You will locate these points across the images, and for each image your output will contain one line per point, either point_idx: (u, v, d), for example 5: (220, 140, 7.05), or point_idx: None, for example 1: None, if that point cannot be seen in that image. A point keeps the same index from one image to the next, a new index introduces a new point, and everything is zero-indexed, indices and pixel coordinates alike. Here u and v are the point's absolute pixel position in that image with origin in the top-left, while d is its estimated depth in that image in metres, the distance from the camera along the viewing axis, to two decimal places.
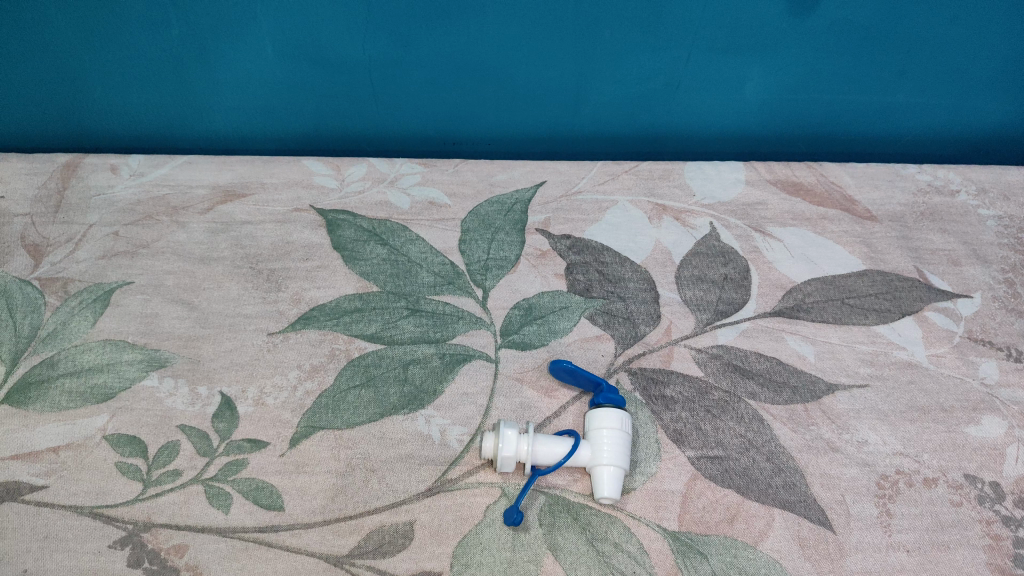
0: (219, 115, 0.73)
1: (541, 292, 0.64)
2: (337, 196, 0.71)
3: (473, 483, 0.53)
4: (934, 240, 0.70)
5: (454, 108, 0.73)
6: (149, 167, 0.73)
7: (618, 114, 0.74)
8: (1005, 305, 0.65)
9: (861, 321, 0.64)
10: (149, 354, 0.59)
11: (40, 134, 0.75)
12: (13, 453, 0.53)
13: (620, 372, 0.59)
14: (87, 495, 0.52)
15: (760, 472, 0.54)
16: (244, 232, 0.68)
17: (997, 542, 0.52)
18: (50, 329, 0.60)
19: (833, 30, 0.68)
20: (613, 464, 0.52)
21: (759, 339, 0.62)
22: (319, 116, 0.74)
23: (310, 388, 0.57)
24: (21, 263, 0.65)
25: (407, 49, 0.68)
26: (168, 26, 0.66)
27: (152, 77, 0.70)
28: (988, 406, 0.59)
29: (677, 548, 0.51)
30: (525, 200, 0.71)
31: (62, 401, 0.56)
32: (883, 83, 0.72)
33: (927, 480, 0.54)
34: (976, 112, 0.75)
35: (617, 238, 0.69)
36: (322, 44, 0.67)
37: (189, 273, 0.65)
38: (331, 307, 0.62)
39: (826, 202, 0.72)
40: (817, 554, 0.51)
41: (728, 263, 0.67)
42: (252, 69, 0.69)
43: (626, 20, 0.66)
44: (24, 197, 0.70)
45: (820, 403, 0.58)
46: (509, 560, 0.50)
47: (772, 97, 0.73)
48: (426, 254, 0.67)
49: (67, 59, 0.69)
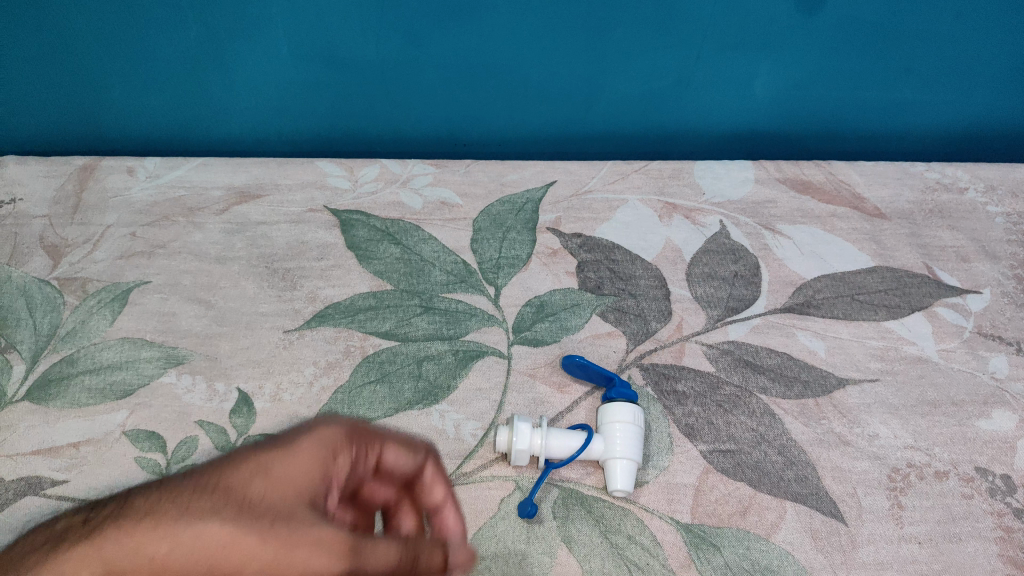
0: (233, 117, 0.75)
1: (553, 290, 0.65)
2: (351, 196, 0.72)
3: (488, 476, 0.54)
4: (944, 237, 0.70)
5: (466, 109, 0.74)
6: (166, 169, 0.74)
7: (628, 114, 0.75)
8: (1014, 301, 0.66)
9: (871, 317, 0.64)
10: (167, 352, 0.60)
11: (57, 136, 0.77)
12: (34, 449, 0.54)
13: (632, 368, 0.60)
14: (106, 489, 0.52)
15: (772, 465, 0.55)
16: (259, 231, 0.69)
17: (1010, 534, 0.52)
18: (70, 327, 0.61)
19: (840, 29, 0.69)
20: (626, 456, 0.52)
21: (769, 336, 0.62)
22: (334, 117, 0.75)
23: (326, 383, 0.58)
24: (41, 264, 0.66)
25: (420, 50, 0.69)
26: (186, 28, 0.67)
27: (169, 80, 0.71)
28: (999, 400, 0.59)
29: (690, 540, 0.51)
30: (536, 199, 0.72)
31: (82, 397, 0.57)
32: (890, 81, 0.73)
33: (939, 473, 0.55)
34: (983, 110, 0.76)
35: (628, 236, 0.69)
36: (337, 46, 0.68)
37: (206, 272, 0.66)
38: (346, 304, 0.63)
39: (834, 200, 0.73)
40: (829, 545, 0.51)
41: (738, 260, 0.68)
42: (267, 71, 0.71)
43: (635, 20, 0.67)
44: (43, 199, 0.71)
45: (830, 397, 0.59)
46: (524, 552, 0.50)
47: (778, 96, 0.74)
48: (438, 253, 0.68)
49: (86, 63, 0.70)
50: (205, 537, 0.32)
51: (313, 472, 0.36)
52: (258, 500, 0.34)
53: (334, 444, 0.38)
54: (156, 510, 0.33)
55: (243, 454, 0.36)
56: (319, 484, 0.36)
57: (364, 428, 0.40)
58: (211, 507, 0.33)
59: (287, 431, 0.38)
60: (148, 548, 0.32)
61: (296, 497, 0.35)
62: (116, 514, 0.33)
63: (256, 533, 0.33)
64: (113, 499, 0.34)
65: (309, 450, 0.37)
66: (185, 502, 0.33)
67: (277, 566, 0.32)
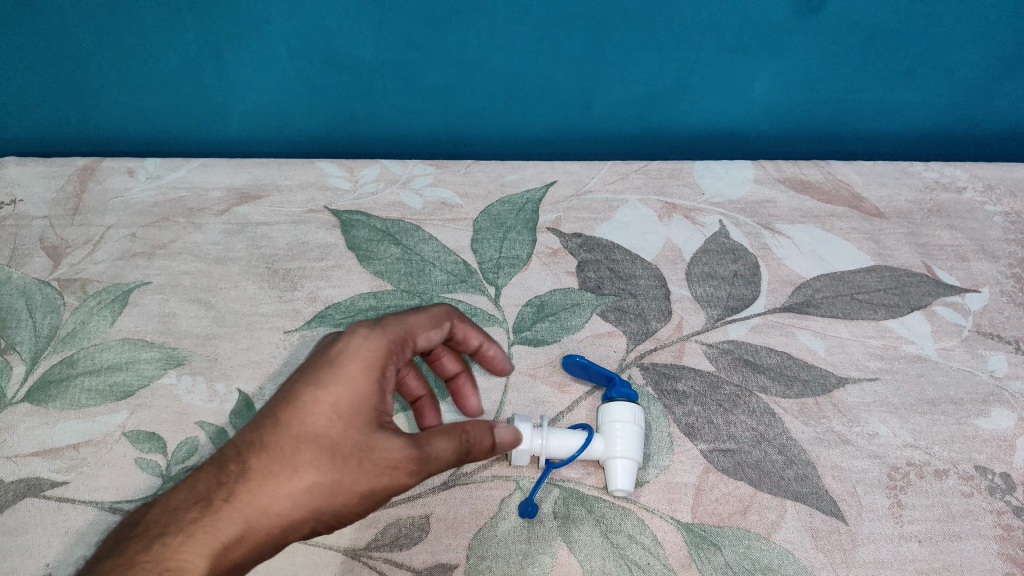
0: (233, 118, 0.75)
1: (553, 290, 0.65)
2: (351, 196, 0.72)
3: (488, 477, 0.54)
4: (942, 236, 0.71)
5: (465, 110, 0.75)
6: (166, 170, 0.74)
7: (627, 115, 0.76)
8: (1013, 299, 0.66)
9: (870, 316, 0.64)
10: (167, 353, 0.60)
11: (56, 137, 0.77)
12: (35, 450, 0.55)
13: (632, 368, 0.60)
14: (107, 490, 0.52)
15: (772, 464, 0.55)
16: (259, 232, 0.69)
17: (1009, 532, 0.52)
18: (69, 329, 0.61)
19: (838, 30, 0.69)
20: (627, 456, 0.52)
21: (769, 335, 0.63)
22: (334, 118, 0.75)
23: None
24: (41, 265, 0.66)
25: (420, 52, 0.69)
26: (185, 29, 0.67)
27: (169, 82, 0.71)
28: (998, 399, 0.59)
29: (690, 540, 0.51)
30: (536, 199, 0.72)
31: (82, 399, 0.57)
32: (888, 82, 0.73)
33: (939, 471, 0.55)
34: (981, 109, 0.76)
35: (627, 236, 0.70)
36: (337, 47, 0.69)
37: (206, 273, 0.66)
38: (346, 305, 0.63)
39: (834, 199, 0.73)
40: (829, 544, 0.51)
41: (737, 260, 0.68)
42: (266, 72, 0.71)
43: (634, 21, 0.67)
44: (43, 200, 0.71)
45: (830, 396, 0.59)
46: (524, 552, 0.50)
47: (776, 96, 0.74)
48: (438, 254, 0.68)
49: (85, 65, 0.70)
50: (319, 466, 0.45)
51: (368, 392, 0.47)
52: (343, 431, 0.46)
53: (372, 357, 0.49)
54: (274, 458, 0.45)
55: (313, 393, 0.47)
56: (376, 399, 0.47)
57: (390, 333, 0.50)
58: (311, 444, 0.46)
59: (331, 355, 0.48)
60: (284, 484, 0.45)
61: (366, 419, 0.47)
62: (248, 462, 0.45)
63: (350, 455, 0.46)
64: (235, 459, 0.46)
65: (358, 374, 0.48)
66: (293, 444, 0.46)
67: (374, 471, 0.45)
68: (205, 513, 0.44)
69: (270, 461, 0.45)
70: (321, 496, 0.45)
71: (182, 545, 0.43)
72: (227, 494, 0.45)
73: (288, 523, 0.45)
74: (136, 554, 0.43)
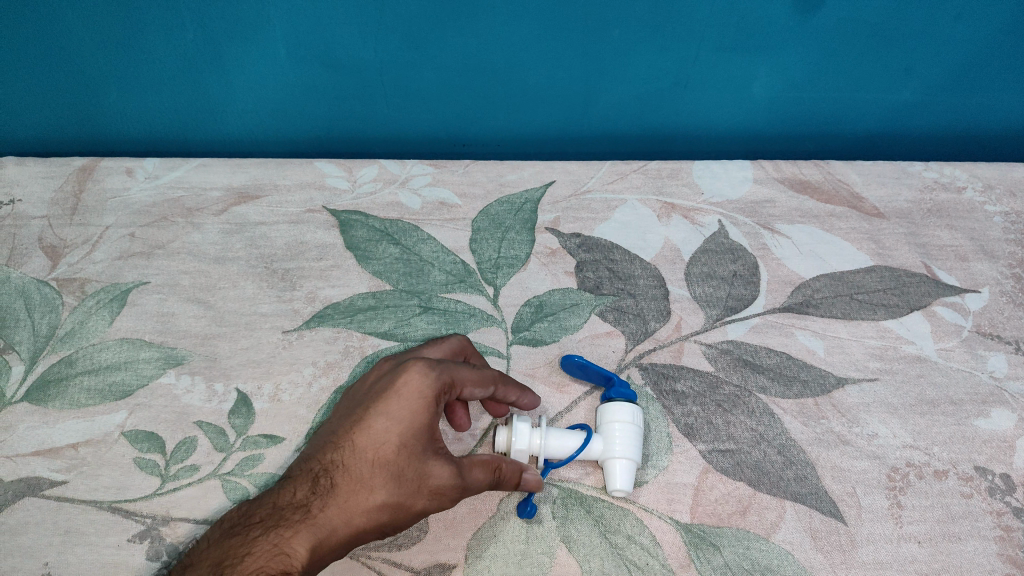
0: (233, 118, 0.75)
1: (552, 290, 0.65)
2: (350, 196, 0.72)
3: None
4: (942, 236, 0.70)
5: (464, 109, 0.75)
6: (165, 170, 0.74)
7: (626, 113, 0.75)
8: (1013, 300, 0.66)
9: (869, 316, 0.64)
10: (166, 352, 0.60)
11: (56, 137, 0.77)
12: (34, 449, 0.54)
13: (631, 368, 0.60)
14: (106, 490, 0.52)
15: (771, 464, 0.55)
16: (258, 232, 0.69)
17: (1008, 533, 0.52)
18: (68, 328, 0.61)
19: (839, 29, 0.68)
20: (625, 456, 0.52)
21: (768, 335, 0.62)
22: (333, 117, 0.75)
23: (325, 384, 0.58)
24: (39, 265, 0.66)
25: (417, 51, 0.69)
26: (184, 30, 0.67)
27: (168, 82, 0.71)
28: (998, 400, 0.59)
29: (689, 540, 0.51)
30: (535, 200, 0.72)
31: (81, 398, 0.57)
32: (888, 81, 0.73)
33: (938, 472, 0.55)
34: (981, 109, 0.76)
35: (626, 236, 0.69)
36: (334, 47, 0.68)
37: (205, 272, 0.66)
38: (344, 305, 0.63)
39: (833, 199, 0.73)
40: (828, 545, 0.51)
41: (736, 260, 0.68)
42: (265, 72, 0.70)
43: (634, 21, 0.66)
44: (42, 200, 0.71)
45: (830, 397, 0.59)
46: (522, 552, 0.50)
47: (776, 96, 0.74)
48: (437, 253, 0.68)
49: (84, 65, 0.70)
50: (384, 489, 0.47)
51: (425, 423, 0.49)
52: (404, 459, 0.48)
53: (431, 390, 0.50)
54: (348, 480, 0.48)
55: (381, 422, 0.49)
56: (432, 429, 0.49)
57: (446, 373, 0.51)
58: (378, 469, 0.48)
59: (394, 386, 0.50)
60: (355, 503, 0.47)
61: (425, 448, 0.49)
62: (326, 482, 0.48)
63: (409, 482, 0.48)
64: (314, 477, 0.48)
65: (419, 407, 0.49)
66: (362, 468, 0.48)
67: (428, 496, 0.48)
68: (291, 524, 0.46)
69: (345, 482, 0.48)
70: (383, 516, 0.47)
71: (273, 551, 0.45)
72: (309, 510, 0.47)
73: (353, 539, 0.47)
74: (232, 551, 0.46)
